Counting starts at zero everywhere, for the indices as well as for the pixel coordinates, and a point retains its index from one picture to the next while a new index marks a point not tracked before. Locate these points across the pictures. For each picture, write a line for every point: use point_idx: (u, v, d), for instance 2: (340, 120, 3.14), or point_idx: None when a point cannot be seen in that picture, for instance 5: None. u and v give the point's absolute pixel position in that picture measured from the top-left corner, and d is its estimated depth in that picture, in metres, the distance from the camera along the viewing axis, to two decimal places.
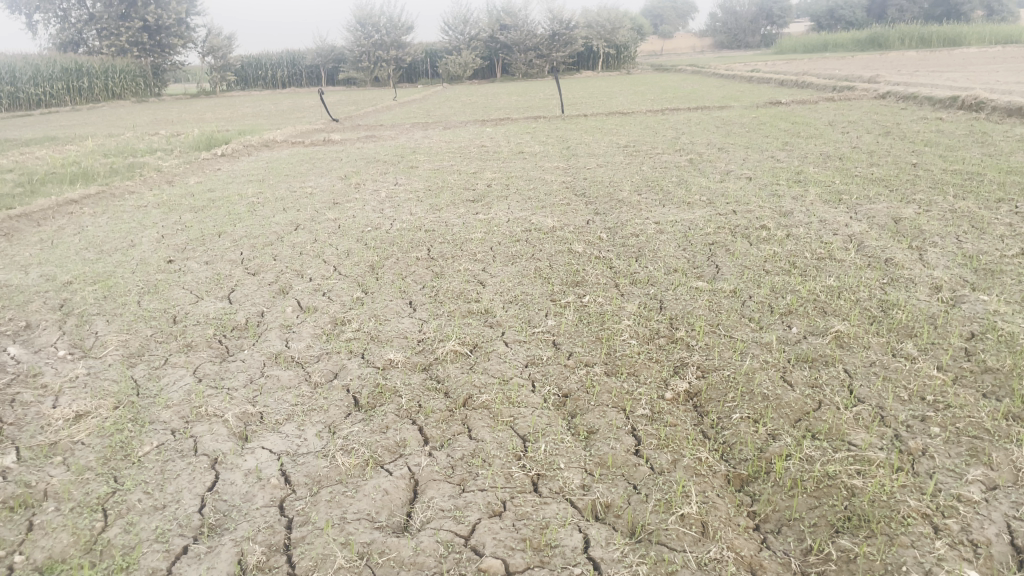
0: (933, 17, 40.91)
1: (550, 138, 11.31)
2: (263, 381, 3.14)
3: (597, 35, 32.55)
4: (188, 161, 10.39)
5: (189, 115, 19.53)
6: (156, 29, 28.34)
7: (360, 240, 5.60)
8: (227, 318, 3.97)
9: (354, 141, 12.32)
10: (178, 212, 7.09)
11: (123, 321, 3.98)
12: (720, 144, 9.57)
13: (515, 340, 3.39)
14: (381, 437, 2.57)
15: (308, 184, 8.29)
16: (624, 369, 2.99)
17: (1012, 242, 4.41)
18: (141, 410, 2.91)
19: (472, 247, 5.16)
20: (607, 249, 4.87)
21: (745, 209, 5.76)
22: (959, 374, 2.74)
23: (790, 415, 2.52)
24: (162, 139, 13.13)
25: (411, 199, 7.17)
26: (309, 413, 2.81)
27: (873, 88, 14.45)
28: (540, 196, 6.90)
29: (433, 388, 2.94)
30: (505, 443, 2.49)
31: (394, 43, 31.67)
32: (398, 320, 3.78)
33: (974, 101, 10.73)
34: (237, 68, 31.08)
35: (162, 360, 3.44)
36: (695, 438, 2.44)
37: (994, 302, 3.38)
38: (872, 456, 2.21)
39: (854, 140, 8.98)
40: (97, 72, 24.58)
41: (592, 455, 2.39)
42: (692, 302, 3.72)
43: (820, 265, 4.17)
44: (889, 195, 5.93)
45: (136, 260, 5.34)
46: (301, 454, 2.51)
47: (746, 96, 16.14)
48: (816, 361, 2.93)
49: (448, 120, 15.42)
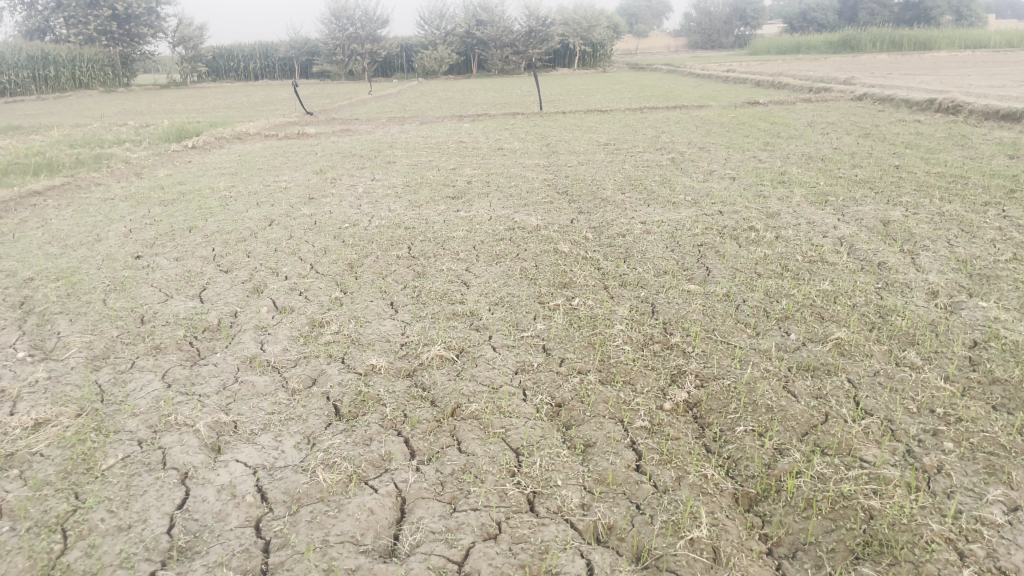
0: (905, 21, 41.33)
1: (530, 134, 11.18)
2: (237, 387, 2.96)
3: (574, 33, 32.46)
4: (158, 153, 10.09)
5: (160, 106, 19.08)
6: (125, 18, 27.74)
7: (337, 237, 5.41)
8: (199, 318, 3.78)
9: (329, 135, 12.10)
10: (146, 205, 6.84)
11: (88, 321, 3.77)
12: (701, 142, 9.50)
13: (504, 344, 3.24)
14: (364, 450, 2.40)
15: (282, 178, 8.07)
16: (620, 378, 2.85)
17: (1004, 246, 4.35)
18: (105, 419, 2.72)
19: (454, 245, 5.00)
20: (594, 249, 4.75)
21: (732, 210, 5.66)
22: (968, 385, 2.64)
23: (796, 429, 2.40)
24: (129, 130, 12.74)
25: (390, 194, 7.00)
26: (287, 423, 2.64)
27: (850, 89, 14.49)
28: (522, 193, 6.76)
29: (419, 397, 2.78)
30: (497, 457, 2.34)
31: (369, 37, 31.34)
32: (380, 322, 3.61)
33: (952, 105, 10.77)
34: (208, 59, 30.60)
35: (129, 363, 3.25)
36: (699, 454, 2.31)
37: (995, 310, 3.31)
38: (887, 474, 2.10)
39: (835, 141, 8.94)
40: (64, 60, 24.01)
41: (591, 470, 2.26)
42: (685, 306, 3.60)
43: (813, 268, 4.08)
44: (876, 197, 5.87)
45: (101, 256, 5.11)
46: (279, 467, 2.35)
47: (723, 96, 16.12)
48: (818, 369, 2.83)
49: (424, 115, 15.21)
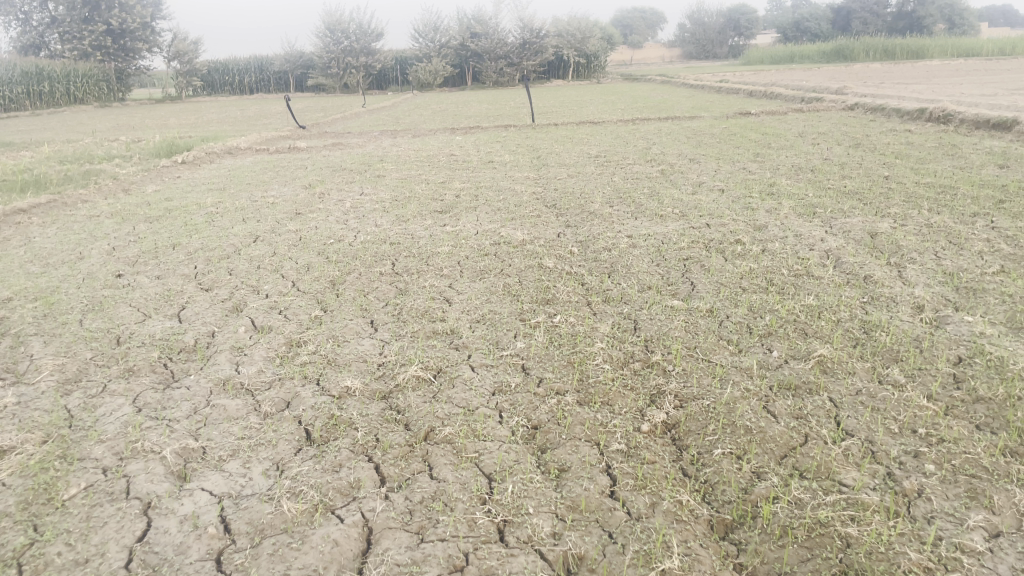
0: (897, 31, 41.53)
1: (521, 147, 11.16)
2: (209, 411, 2.90)
3: (568, 44, 32.56)
4: (147, 169, 10.04)
5: (153, 121, 19.05)
6: (119, 33, 27.74)
7: (321, 253, 5.36)
8: (175, 339, 3.72)
9: (320, 149, 12.06)
10: (131, 223, 6.79)
11: (62, 342, 3.71)
12: (692, 154, 9.48)
13: (482, 364, 3.19)
14: (333, 478, 2.35)
15: (270, 194, 8.02)
16: (598, 399, 2.79)
17: (991, 259, 4.31)
18: (71, 446, 2.65)
19: (438, 261, 4.95)
20: (579, 264, 4.70)
21: (719, 222, 5.62)
22: (951, 404, 2.59)
23: (775, 451, 2.34)
24: (120, 145, 12.69)
25: (377, 209, 6.95)
26: (256, 449, 2.58)
27: (842, 99, 14.50)
28: (510, 207, 6.72)
29: (393, 420, 2.72)
30: (469, 484, 2.28)
31: (364, 50, 31.39)
32: (358, 342, 3.56)
33: (942, 114, 10.77)
34: (203, 73, 30.58)
35: (100, 387, 3.18)
36: (675, 478, 2.25)
37: (981, 325, 3.26)
38: (866, 499, 2.05)
39: (826, 152, 8.92)
40: (59, 76, 24.04)
41: (563, 497, 2.20)
42: (667, 322, 3.55)
43: (799, 283, 4.03)
44: (864, 209, 5.84)
45: (82, 275, 5.06)
46: (245, 496, 2.29)
47: (716, 107, 16.12)
48: (799, 388, 2.77)
49: (416, 128, 15.19)
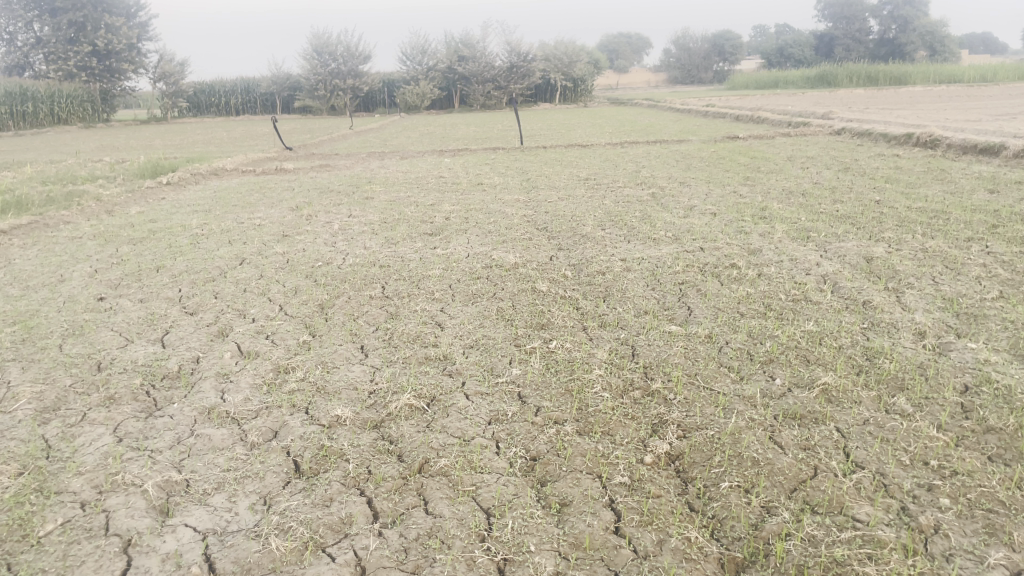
0: (879, 57, 42.20)
1: (510, 169, 11.14)
2: (193, 442, 2.78)
3: (554, 68, 32.80)
4: (131, 190, 9.91)
5: (138, 142, 18.93)
6: (105, 54, 27.65)
7: (310, 276, 5.26)
8: (158, 365, 3.60)
9: (307, 170, 11.99)
10: (114, 244, 6.66)
11: (40, 368, 3.58)
12: (681, 177, 9.47)
13: (477, 392, 3.08)
14: (324, 513, 2.24)
15: (257, 215, 7.92)
16: (598, 429, 2.70)
17: (989, 284, 4.27)
18: (48, 478, 2.53)
19: (429, 285, 4.87)
20: (573, 288, 4.63)
21: (713, 246, 5.57)
22: (962, 434, 2.52)
23: (784, 484, 2.26)
24: (104, 166, 12.55)
25: (366, 231, 6.87)
26: (243, 482, 2.46)
27: (828, 124, 14.59)
28: (501, 230, 6.65)
29: (385, 451, 2.61)
30: (466, 519, 2.18)
31: (351, 73, 31.47)
32: (348, 368, 3.45)
33: (929, 139, 10.85)
34: (189, 95, 30.52)
35: (80, 416, 3.06)
36: (682, 513, 2.16)
37: (985, 352, 3.20)
38: (883, 536, 1.97)
39: (815, 176, 8.94)
40: (43, 96, 23.86)
41: (567, 534, 2.10)
42: (666, 348, 3.47)
43: (797, 307, 3.98)
44: (858, 233, 5.82)
45: (63, 298, 4.93)
46: (231, 533, 2.18)
47: (703, 131, 16.20)
48: (805, 418, 2.70)
49: (403, 150, 15.14)
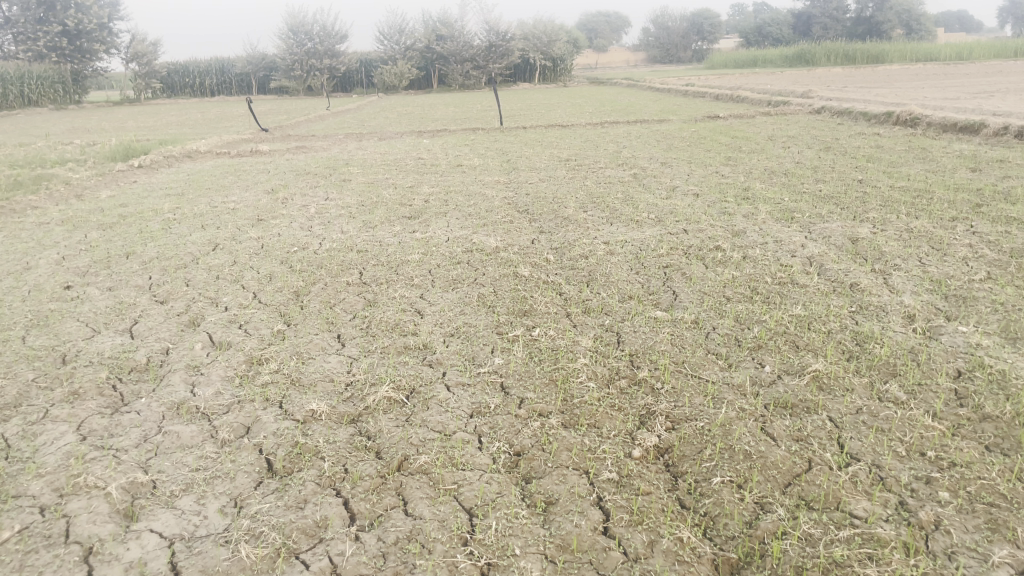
0: (857, 35, 42.21)
1: (490, 150, 10.98)
2: (160, 439, 2.65)
3: (534, 47, 32.49)
4: (102, 174, 9.65)
5: (110, 124, 18.52)
6: (76, 34, 26.96)
7: (285, 262, 5.11)
8: (126, 357, 3.45)
9: (283, 152, 11.74)
10: (83, 230, 6.45)
11: (1, 362, 3.43)
12: (663, 157, 9.37)
13: (458, 383, 2.98)
14: (298, 516, 2.13)
15: (231, 199, 7.72)
16: (584, 421, 2.60)
17: (976, 265, 4.22)
18: (5, 481, 2.39)
19: (408, 270, 4.74)
20: (555, 272, 4.52)
21: (697, 228, 5.48)
22: (957, 423, 2.45)
23: (778, 479, 2.18)
24: (74, 149, 12.22)
25: (343, 215, 6.71)
26: (213, 482, 2.34)
27: (808, 103, 14.52)
28: (481, 212, 6.52)
29: (362, 448, 2.50)
30: (448, 521, 2.08)
31: (328, 52, 30.97)
32: (324, 359, 3.33)
33: (909, 117, 10.81)
34: (163, 75, 29.89)
35: (41, 413, 2.91)
36: (673, 512, 2.07)
37: (977, 336, 3.14)
38: (883, 534, 1.89)
39: (797, 155, 8.87)
40: (11, 77, 23.21)
41: (552, 535, 2.01)
42: (652, 335, 3.37)
43: (784, 291, 3.90)
44: (842, 213, 5.75)
45: (28, 287, 4.75)
46: (199, 539, 2.07)
47: (684, 110, 16.09)
48: (797, 407, 2.62)
49: (382, 131, 14.90)
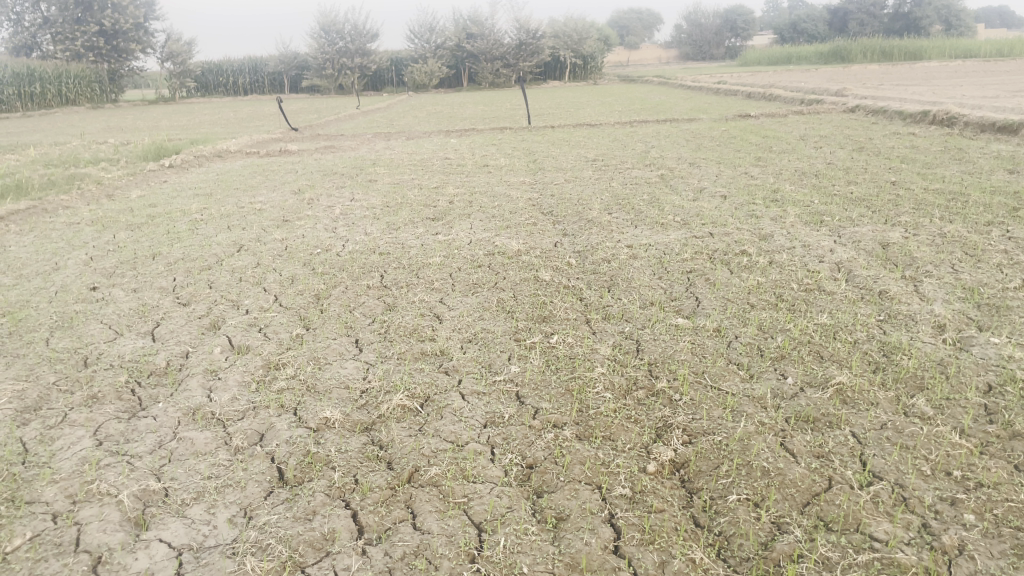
0: (894, 32, 41.48)
1: (517, 150, 10.94)
2: (174, 446, 2.66)
3: (564, 45, 32.35)
4: (133, 174, 9.78)
5: (144, 123, 18.78)
6: (112, 34, 27.42)
7: (307, 264, 5.12)
8: (145, 360, 3.47)
9: (311, 152, 11.81)
10: (112, 231, 6.53)
11: (24, 365, 3.46)
12: (691, 158, 9.27)
13: (473, 391, 2.94)
14: (306, 529, 2.11)
15: (258, 199, 7.77)
16: (599, 433, 2.56)
17: (1011, 272, 4.09)
18: (20, 486, 2.41)
19: (429, 274, 4.72)
20: (577, 277, 4.47)
21: (722, 231, 5.40)
22: (986, 441, 2.36)
23: (796, 498, 2.12)
24: (107, 148, 12.41)
25: (368, 216, 6.71)
26: (224, 491, 2.34)
27: (842, 101, 14.26)
28: (505, 214, 6.49)
29: (374, 458, 2.48)
30: (456, 536, 2.05)
31: (359, 51, 31.14)
32: (341, 365, 3.31)
33: (946, 117, 10.56)
34: (197, 74, 30.27)
35: (60, 417, 2.93)
36: (686, 531, 2.02)
37: (1009, 347, 3.04)
38: (904, 560, 1.83)
39: (829, 156, 8.71)
40: (50, 77, 23.66)
41: (562, 553, 1.96)
42: (671, 344, 3.31)
43: (810, 298, 3.81)
44: (873, 217, 5.62)
45: (55, 288, 4.81)
46: (207, 549, 2.06)
47: (714, 108, 15.91)
48: (818, 422, 2.54)
49: (410, 130, 14.94)
